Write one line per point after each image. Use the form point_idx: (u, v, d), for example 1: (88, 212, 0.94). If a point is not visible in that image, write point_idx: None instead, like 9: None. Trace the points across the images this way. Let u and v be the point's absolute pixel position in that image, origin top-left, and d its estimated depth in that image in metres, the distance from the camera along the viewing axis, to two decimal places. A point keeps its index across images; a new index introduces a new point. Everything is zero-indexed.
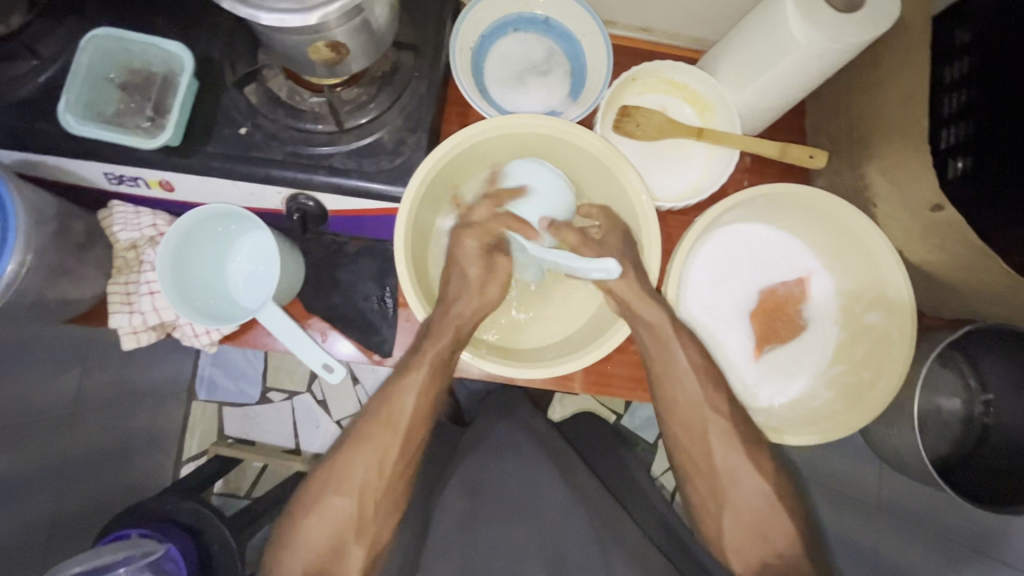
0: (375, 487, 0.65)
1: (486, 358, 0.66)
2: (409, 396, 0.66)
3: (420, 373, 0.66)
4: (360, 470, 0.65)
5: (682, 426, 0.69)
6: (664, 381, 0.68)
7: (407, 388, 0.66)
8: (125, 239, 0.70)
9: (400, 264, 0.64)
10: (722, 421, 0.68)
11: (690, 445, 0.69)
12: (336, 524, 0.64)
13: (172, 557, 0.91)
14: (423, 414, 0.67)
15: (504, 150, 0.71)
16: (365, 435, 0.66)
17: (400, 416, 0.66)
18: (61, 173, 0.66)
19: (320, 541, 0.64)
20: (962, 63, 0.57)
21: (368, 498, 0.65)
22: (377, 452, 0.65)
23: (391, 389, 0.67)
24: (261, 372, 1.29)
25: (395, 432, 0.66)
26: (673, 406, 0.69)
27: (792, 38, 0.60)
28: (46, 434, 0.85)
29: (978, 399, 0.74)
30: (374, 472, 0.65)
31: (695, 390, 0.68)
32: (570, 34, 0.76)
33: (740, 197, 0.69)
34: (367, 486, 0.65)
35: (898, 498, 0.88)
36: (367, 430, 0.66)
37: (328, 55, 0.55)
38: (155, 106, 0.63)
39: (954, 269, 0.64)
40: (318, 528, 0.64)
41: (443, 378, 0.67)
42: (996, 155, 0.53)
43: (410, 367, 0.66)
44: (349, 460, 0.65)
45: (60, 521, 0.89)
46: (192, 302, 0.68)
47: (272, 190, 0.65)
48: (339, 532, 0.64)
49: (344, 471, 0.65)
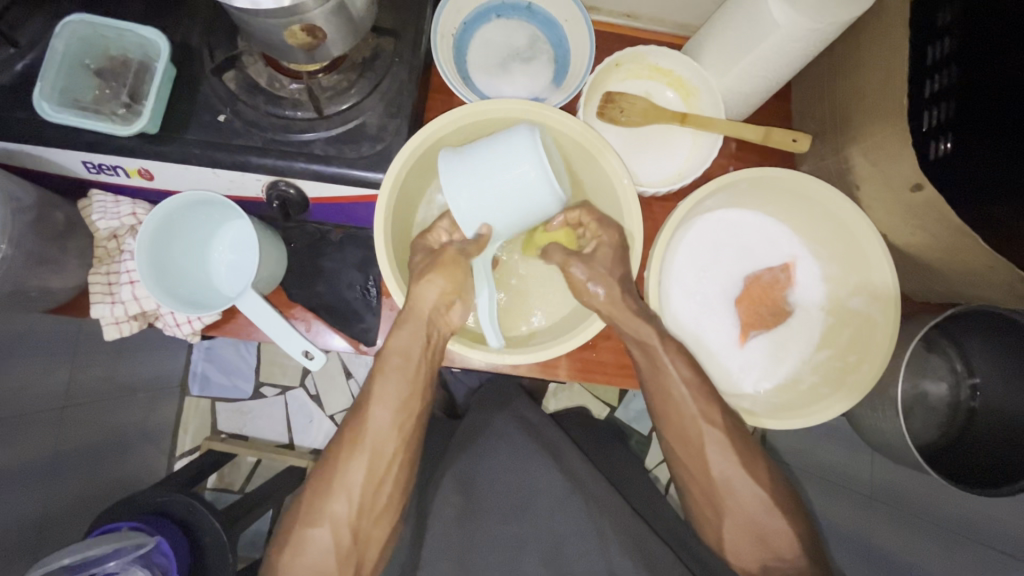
0: (350, 512, 0.65)
1: (473, 347, 0.66)
2: (372, 417, 0.67)
3: (381, 391, 0.67)
4: (336, 499, 0.65)
5: (679, 441, 0.68)
6: (658, 377, 0.67)
7: (380, 409, 0.67)
8: (104, 228, 0.70)
9: (379, 250, 0.64)
10: (718, 428, 0.67)
11: (687, 454, 0.68)
12: (318, 559, 0.64)
13: (162, 550, 0.91)
14: (389, 434, 0.67)
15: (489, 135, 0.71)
16: (335, 465, 0.66)
17: (368, 439, 0.66)
18: (40, 162, 0.66)
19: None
20: (945, 43, 0.57)
21: (342, 523, 0.65)
22: (348, 479, 0.65)
23: (357, 412, 0.68)
24: (254, 366, 1.29)
25: (362, 457, 0.66)
26: (668, 420, 0.68)
27: (773, 19, 0.60)
28: (37, 428, 0.85)
29: (965, 383, 0.73)
30: (345, 500, 0.65)
31: (690, 407, 0.67)
32: (553, 20, 0.76)
33: (725, 179, 0.69)
34: (341, 514, 0.65)
35: (890, 486, 0.88)
36: (337, 459, 0.66)
37: (305, 39, 0.54)
38: (131, 92, 0.63)
39: (937, 252, 0.63)
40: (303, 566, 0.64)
41: (406, 396, 0.67)
42: (992, 132, 0.55)
43: (371, 388, 0.67)
44: (321, 490, 0.66)
45: (49, 515, 0.88)
46: (172, 288, 0.68)
47: (252, 177, 0.65)
48: (320, 564, 0.64)
49: (318, 501, 0.65)
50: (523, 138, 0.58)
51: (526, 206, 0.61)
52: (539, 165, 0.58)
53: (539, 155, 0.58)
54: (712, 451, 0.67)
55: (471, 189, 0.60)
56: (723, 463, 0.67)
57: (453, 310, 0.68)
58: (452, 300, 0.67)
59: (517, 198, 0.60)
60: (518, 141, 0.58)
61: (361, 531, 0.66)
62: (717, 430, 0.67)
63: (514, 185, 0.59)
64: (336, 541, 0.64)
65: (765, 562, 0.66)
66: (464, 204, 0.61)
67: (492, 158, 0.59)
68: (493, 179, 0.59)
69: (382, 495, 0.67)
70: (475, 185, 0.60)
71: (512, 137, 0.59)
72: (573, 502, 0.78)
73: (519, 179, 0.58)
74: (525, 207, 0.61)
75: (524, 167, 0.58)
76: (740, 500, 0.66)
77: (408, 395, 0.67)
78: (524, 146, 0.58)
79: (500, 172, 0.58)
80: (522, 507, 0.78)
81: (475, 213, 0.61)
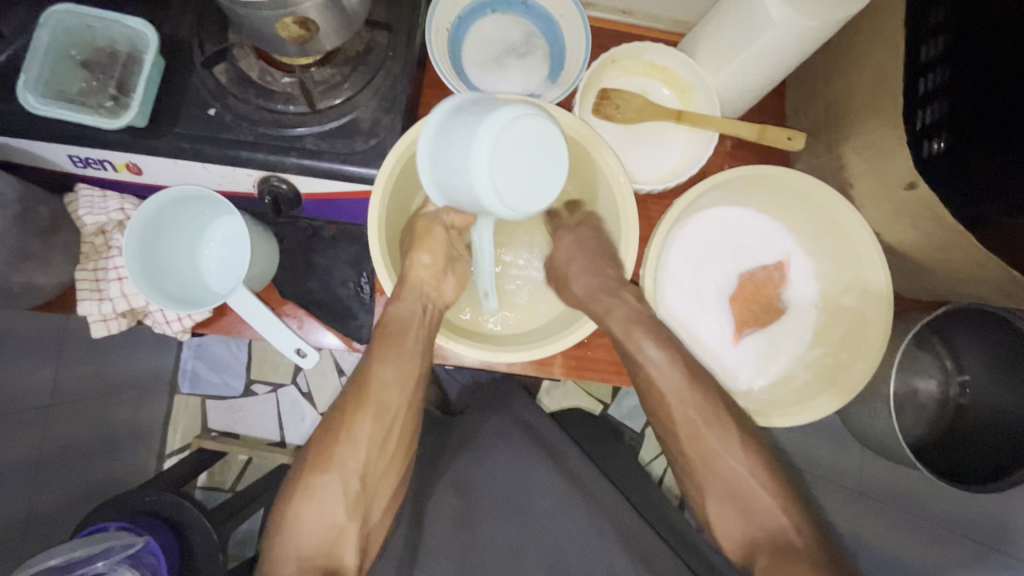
0: (358, 463, 0.65)
1: (462, 341, 0.67)
2: (381, 368, 0.67)
3: (390, 343, 0.67)
4: (348, 446, 0.65)
5: (680, 438, 0.68)
6: (660, 375, 0.67)
7: (390, 359, 0.67)
8: (91, 224, 0.70)
9: (374, 247, 0.64)
10: (719, 424, 0.67)
11: (687, 453, 0.68)
12: (328, 507, 0.63)
13: (152, 550, 0.89)
14: (397, 386, 0.67)
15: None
16: (343, 418, 0.66)
17: (377, 389, 0.66)
18: (24, 156, 0.64)
19: (312, 530, 0.62)
20: (939, 43, 0.58)
21: (352, 472, 0.64)
22: (356, 429, 0.65)
23: (365, 362, 0.68)
24: (245, 363, 1.28)
25: (371, 407, 0.66)
26: (668, 416, 0.68)
27: (769, 17, 0.60)
28: (21, 426, 0.83)
29: (954, 380, 0.74)
30: (353, 450, 0.65)
31: (689, 405, 0.67)
32: (549, 16, 0.75)
33: (719, 177, 0.69)
34: (350, 464, 0.65)
35: (880, 481, 0.88)
36: (347, 411, 0.66)
37: (297, 32, 0.53)
38: (118, 84, 0.60)
39: (929, 251, 0.64)
40: (311, 514, 0.63)
41: (416, 345, 0.67)
42: (987, 134, 0.55)
43: (381, 339, 0.67)
44: (329, 441, 0.65)
45: (33, 516, 0.86)
46: (160, 284, 0.67)
47: (244, 172, 0.64)
48: (328, 515, 0.63)
49: (326, 453, 0.65)
50: (479, 134, 0.54)
51: (475, 201, 0.58)
52: (494, 186, 0.54)
53: (484, 161, 0.53)
54: (709, 447, 0.67)
55: (437, 160, 0.59)
56: (722, 458, 0.67)
57: (444, 282, 0.70)
58: (443, 274, 0.69)
59: (464, 191, 0.57)
60: (478, 133, 0.54)
61: (369, 481, 0.65)
62: (716, 426, 0.67)
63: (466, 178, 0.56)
64: (344, 491, 0.64)
65: (752, 542, 0.65)
66: (439, 185, 0.61)
67: (458, 140, 0.56)
68: (449, 168, 0.57)
69: (391, 444, 0.67)
70: (441, 158, 0.58)
71: (480, 125, 0.54)
72: (569, 499, 0.78)
73: (466, 175, 0.55)
74: (478, 208, 0.58)
75: (469, 166, 0.55)
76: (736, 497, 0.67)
77: (416, 346, 0.67)
78: (478, 144, 0.54)
79: (457, 158, 0.56)
80: (518, 505, 0.78)
81: (441, 183, 0.60)
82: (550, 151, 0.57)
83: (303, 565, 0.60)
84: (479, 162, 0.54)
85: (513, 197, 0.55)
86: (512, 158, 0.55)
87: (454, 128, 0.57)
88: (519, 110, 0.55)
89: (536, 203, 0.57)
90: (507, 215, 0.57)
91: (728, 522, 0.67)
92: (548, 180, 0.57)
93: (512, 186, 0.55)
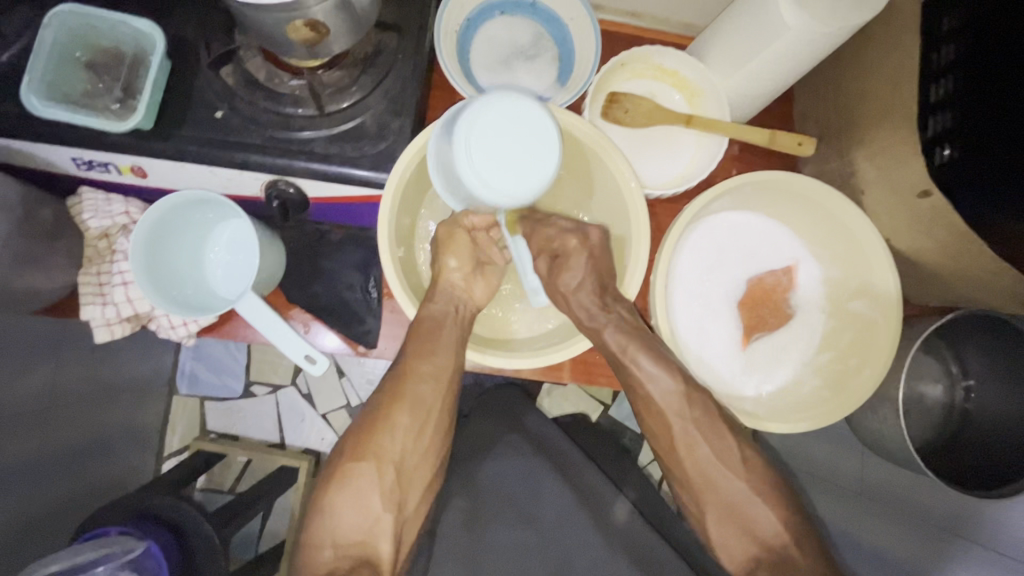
0: (394, 453, 0.65)
1: (486, 352, 0.66)
2: (416, 361, 0.66)
3: (423, 335, 0.66)
4: (384, 438, 0.65)
5: (689, 443, 0.68)
6: (670, 381, 0.67)
7: (425, 355, 0.66)
8: (95, 227, 0.68)
9: (383, 254, 0.64)
10: None
11: (696, 458, 0.68)
12: (364, 496, 0.64)
13: (153, 554, 0.88)
14: (432, 378, 0.67)
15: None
16: (378, 409, 0.66)
17: (411, 382, 0.66)
18: (26, 158, 0.63)
19: (347, 519, 0.63)
20: (950, 49, 0.56)
21: (388, 462, 0.65)
22: (393, 420, 0.65)
23: (402, 355, 0.67)
24: (244, 365, 1.26)
25: (407, 399, 0.66)
26: (677, 421, 0.68)
27: (783, 22, 0.59)
28: (19, 430, 0.82)
29: (959, 385, 0.74)
30: (390, 441, 0.65)
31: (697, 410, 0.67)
32: (557, 18, 0.74)
33: (727, 185, 0.69)
34: (386, 454, 0.65)
35: (880, 484, 0.89)
36: (382, 402, 0.66)
37: (307, 34, 0.52)
38: (125, 87, 0.61)
39: (938, 257, 0.64)
40: (348, 504, 0.63)
41: (450, 339, 0.67)
42: (987, 143, 0.53)
43: (414, 331, 0.66)
44: (367, 432, 0.66)
45: (33, 520, 0.85)
46: (167, 292, 0.66)
47: (251, 175, 0.63)
48: (363, 505, 0.63)
49: (363, 442, 0.65)
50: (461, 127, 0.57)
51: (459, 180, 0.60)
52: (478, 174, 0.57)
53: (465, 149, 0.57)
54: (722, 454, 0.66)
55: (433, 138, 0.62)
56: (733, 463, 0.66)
57: (474, 285, 0.70)
58: (473, 277, 0.70)
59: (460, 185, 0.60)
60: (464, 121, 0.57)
61: (404, 473, 0.66)
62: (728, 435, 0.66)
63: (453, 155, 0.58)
64: (380, 480, 0.64)
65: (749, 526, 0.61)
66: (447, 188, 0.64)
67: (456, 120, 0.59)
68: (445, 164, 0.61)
69: (426, 434, 0.67)
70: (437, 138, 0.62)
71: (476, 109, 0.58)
72: (576, 508, 0.77)
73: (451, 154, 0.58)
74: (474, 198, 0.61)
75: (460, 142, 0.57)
76: None
77: (452, 338, 0.67)
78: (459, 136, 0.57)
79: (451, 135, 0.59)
80: (527, 515, 0.77)
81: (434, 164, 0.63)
82: (535, 138, 0.58)
83: (340, 553, 0.61)
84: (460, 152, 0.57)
85: (495, 181, 0.57)
86: (494, 144, 0.57)
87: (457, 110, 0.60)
88: (514, 104, 0.58)
89: (518, 191, 0.57)
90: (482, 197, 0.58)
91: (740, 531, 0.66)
92: (536, 166, 0.57)
93: (498, 174, 0.57)
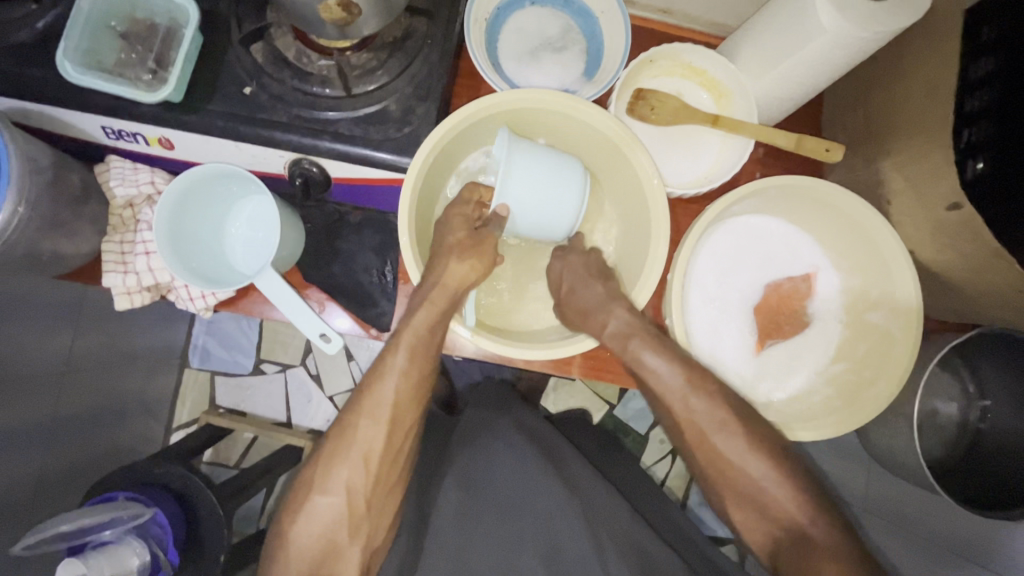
0: (366, 480, 0.64)
1: (484, 336, 0.67)
2: (389, 387, 0.65)
3: (400, 358, 0.65)
4: (346, 468, 0.63)
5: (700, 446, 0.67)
6: (684, 381, 0.66)
7: (392, 386, 0.65)
8: (122, 196, 0.69)
9: (402, 233, 0.64)
10: (745, 434, 0.64)
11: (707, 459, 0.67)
12: (327, 526, 0.62)
13: (159, 521, 0.90)
14: (407, 403, 0.66)
15: (529, 125, 0.71)
16: (346, 431, 0.64)
17: (377, 412, 0.64)
18: (57, 124, 0.64)
19: (308, 551, 0.62)
20: (987, 61, 0.55)
21: (355, 493, 0.63)
22: (364, 449, 0.64)
23: (366, 383, 0.66)
24: (256, 343, 1.28)
25: (381, 425, 0.64)
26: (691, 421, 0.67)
27: (820, 24, 0.58)
28: (35, 391, 0.84)
29: (976, 405, 0.72)
30: (361, 468, 0.64)
31: (715, 412, 0.65)
32: (588, 11, 0.74)
33: (753, 186, 0.68)
34: (352, 487, 0.63)
35: (891, 500, 0.87)
36: (343, 431, 0.65)
37: (340, 14, 0.53)
38: (157, 58, 0.61)
39: (965, 270, 0.63)
40: (309, 535, 0.62)
41: (423, 366, 0.66)
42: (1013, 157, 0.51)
43: (389, 353, 0.66)
44: (333, 459, 0.64)
45: (45, 480, 0.87)
46: (188, 263, 0.67)
47: (275, 153, 0.63)
48: (331, 531, 0.62)
49: (326, 472, 0.64)
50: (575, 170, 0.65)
51: (544, 222, 0.66)
52: (574, 215, 0.67)
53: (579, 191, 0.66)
54: (737, 456, 0.64)
55: (513, 177, 0.62)
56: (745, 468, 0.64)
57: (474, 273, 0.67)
58: (485, 264, 0.68)
59: (543, 210, 0.65)
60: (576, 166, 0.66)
61: (375, 502, 0.64)
62: (738, 440, 0.64)
63: (553, 210, 0.65)
64: (348, 508, 0.63)
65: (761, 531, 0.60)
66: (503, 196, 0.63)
67: (543, 170, 0.63)
68: (536, 185, 0.63)
69: (394, 466, 0.66)
70: (516, 184, 0.63)
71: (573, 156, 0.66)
72: (572, 502, 0.77)
73: (563, 190, 0.65)
74: (537, 220, 0.66)
75: (561, 189, 0.65)
76: (752, 511, 0.64)
77: (422, 369, 0.66)
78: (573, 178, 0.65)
79: (548, 194, 0.64)
80: (529, 508, 0.77)
81: (510, 197, 0.63)
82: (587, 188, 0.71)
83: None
84: (569, 191, 0.65)
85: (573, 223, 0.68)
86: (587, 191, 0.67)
87: (531, 152, 0.63)
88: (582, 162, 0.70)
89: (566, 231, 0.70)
90: (554, 233, 0.68)
91: (751, 536, 0.64)
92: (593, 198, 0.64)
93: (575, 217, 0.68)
